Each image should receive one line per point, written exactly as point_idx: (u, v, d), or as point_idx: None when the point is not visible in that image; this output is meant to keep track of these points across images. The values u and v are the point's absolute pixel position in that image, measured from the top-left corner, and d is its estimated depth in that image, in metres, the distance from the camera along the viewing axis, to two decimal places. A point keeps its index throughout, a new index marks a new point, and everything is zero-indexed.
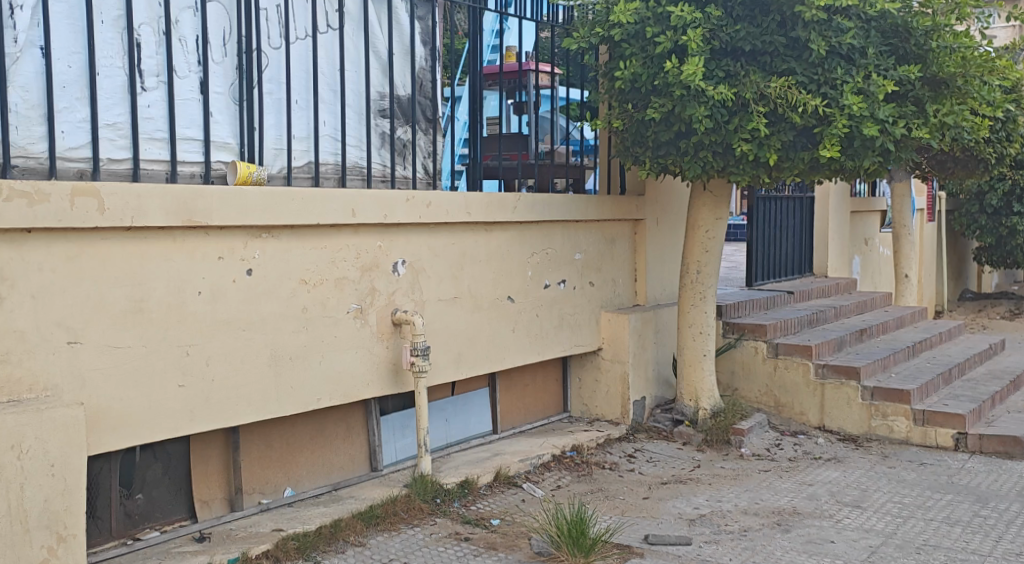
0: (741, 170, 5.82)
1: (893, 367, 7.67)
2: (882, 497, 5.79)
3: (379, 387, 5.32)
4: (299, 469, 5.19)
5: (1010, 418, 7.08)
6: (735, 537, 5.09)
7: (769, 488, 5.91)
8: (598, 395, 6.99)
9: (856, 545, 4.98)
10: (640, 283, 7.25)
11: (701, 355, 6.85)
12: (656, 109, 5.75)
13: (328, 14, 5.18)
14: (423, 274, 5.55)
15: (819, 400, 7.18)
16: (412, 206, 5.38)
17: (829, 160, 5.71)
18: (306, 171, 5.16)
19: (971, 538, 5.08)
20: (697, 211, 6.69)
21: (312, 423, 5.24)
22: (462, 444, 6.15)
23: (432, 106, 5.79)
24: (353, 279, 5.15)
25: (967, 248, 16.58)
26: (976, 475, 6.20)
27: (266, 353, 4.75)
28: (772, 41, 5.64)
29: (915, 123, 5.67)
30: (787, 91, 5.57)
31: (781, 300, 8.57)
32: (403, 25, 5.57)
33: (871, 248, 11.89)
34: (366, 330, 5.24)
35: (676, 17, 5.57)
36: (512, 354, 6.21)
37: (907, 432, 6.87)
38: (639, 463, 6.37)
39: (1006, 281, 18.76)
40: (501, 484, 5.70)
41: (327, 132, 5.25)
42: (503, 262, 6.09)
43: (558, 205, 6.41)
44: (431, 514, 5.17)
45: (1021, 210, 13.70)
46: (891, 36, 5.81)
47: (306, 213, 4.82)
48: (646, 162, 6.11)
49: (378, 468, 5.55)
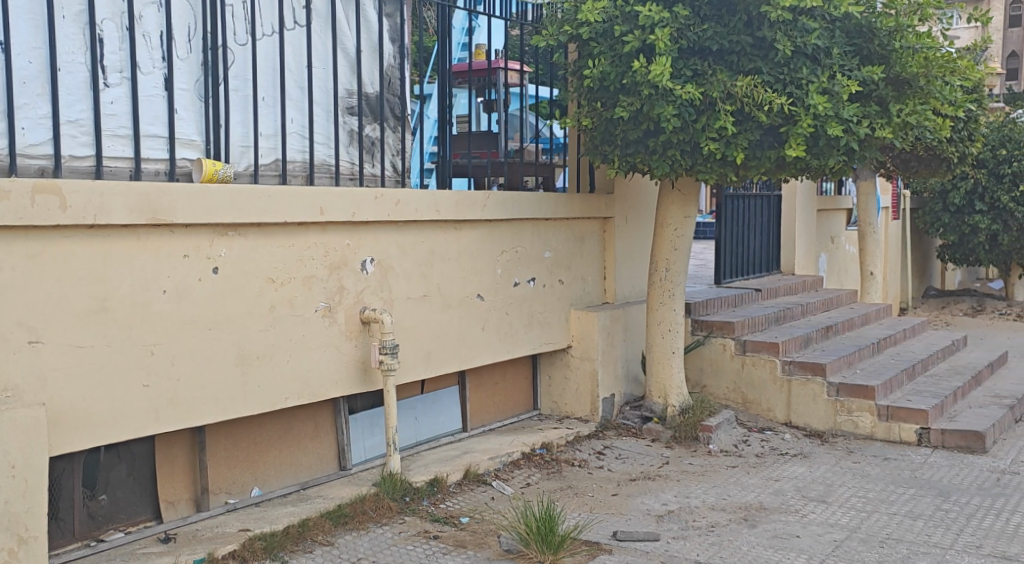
0: (709, 169, 5.87)
1: (858, 363, 7.75)
2: (847, 492, 5.85)
3: (347, 386, 5.30)
4: (266, 468, 5.16)
5: (972, 413, 7.18)
6: (703, 533, 5.13)
7: (736, 484, 5.96)
8: (568, 393, 7.01)
9: (821, 540, 5.04)
10: (610, 281, 7.28)
11: (670, 352, 6.90)
12: (624, 108, 5.78)
13: (295, 11, 5.16)
14: (392, 273, 5.54)
15: (786, 397, 7.25)
16: (380, 204, 5.37)
17: (795, 159, 5.76)
18: (273, 169, 5.13)
19: (933, 532, 5.15)
20: (665, 208, 6.73)
21: (279, 422, 5.22)
22: (431, 443, 6.15)
23: (401, 103, 5.78)
24: (321, 277, 5.13)
25: (930, 246, 16.79)
26: (939, 470, 6.28)
27: (233, 352, 4.72)
28: (739, 40, 5.67)
29: (878, 122, 5.74)
30: (753, 90, 5.59)
31: (749, 298, 8.64)
32: (371, 22, 5.56)
33: (837, 246, 12.01)
34: (334, 329, 5.22)
35: (644, 17, 5.59)
36: (481, 352, 6.21)
37: (872, 428, 6.95)
38: (608, 460, 6.40)
39: (968, 278, 19.03)
40: (470, 482, 5.71)
41: (294, 130, 5.23)
42: (472, 261, 6.09)
43: (526, 203, 6.42)
44: (400, 512, 5.16)
45: (983, 209, 13.89)
46: (856, 36, 5.87)
47: (273, 212, 4.80)
48: (615, 161, 6.14)
49: (346, 466, 5.54)
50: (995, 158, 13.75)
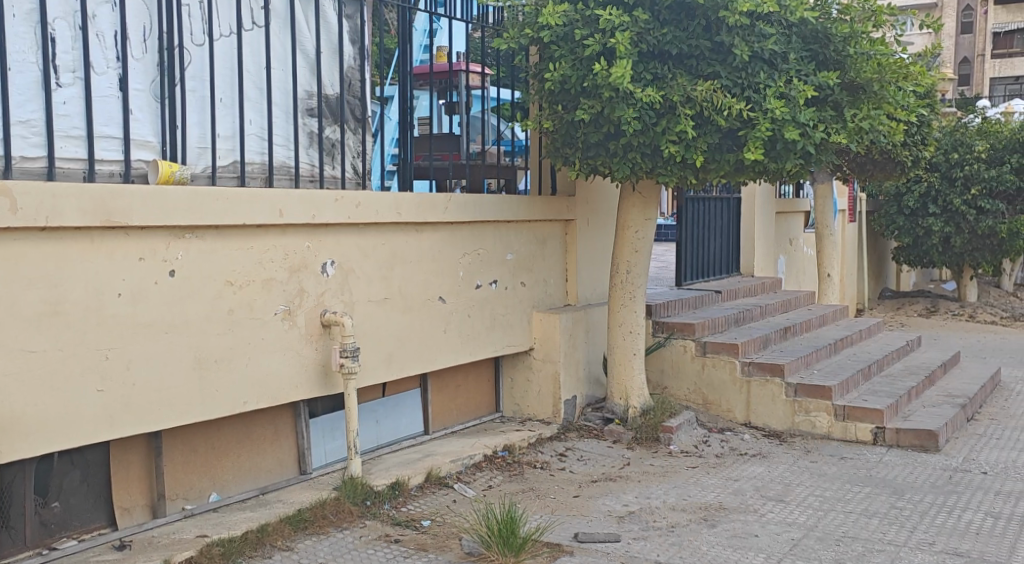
0: (669, 171, 5.91)
1: (816, 364, 7.85)
2: (804, 491, 5.93)
3: (307, 389, 5.28)
4: (225, 473, 5.12)
5: (926, 412, 7.31)
6: (663, 533, 5.17)
7: (696, 484, 6.02)
8: (530, 395, 7.03)
9: (778, 539, 5.10)
10: (572, 283, 7.31)
11: (631, 354, 6.95)
12: (585, 111, 5.81)
13: (253, 11, 5.13)
14: (353, 275, 5.53)
15: (745, 397, 7.32)
16: (340, 206, 5.35)
17: (753, 162, 5.82)
18: (231, 170, 5.10)
19: (887, 530, 5.23)
20: (626, 211, 6.78)
21: (238, 426, 5.18)
22: (392, 446, 6.14)
23: (361, 105, 5.77)
24: (281, 280, 5.10)
25: (886, 248, 17.04)
26: (894, 468, 6.39)
27: (190, 356, 4.68)
28: (698, 44, 5.74)
29: (834, 127, 5.82)
30: (712, 94, 5.65)
31: (709, 300, 8.72)
32: (331, 23, 5.53)
33: (795, 248, 12.15)
34: (295, 331, 5.19)
35: (604, 21, 5.63)
36: (443, 355, 6.21)
37: (829, 427, 7.05)
38: (570, 461, 6.43)
39: (922, 280, 19.32)
40: (432, 484, 5.70)
41: (253, 131, 5.20)
42: (434, 263, 6.09)
43: (488, 205, 6.43)
44: (361, 516, 5.15)
45: (936, 211, 14.12)
46: (812, 42, 5.98)
47: (232, 214, 4.77)
48: (576, 163, 6.17)
49: (307, 471, 5.51)
50: (947, 161, 14.08)
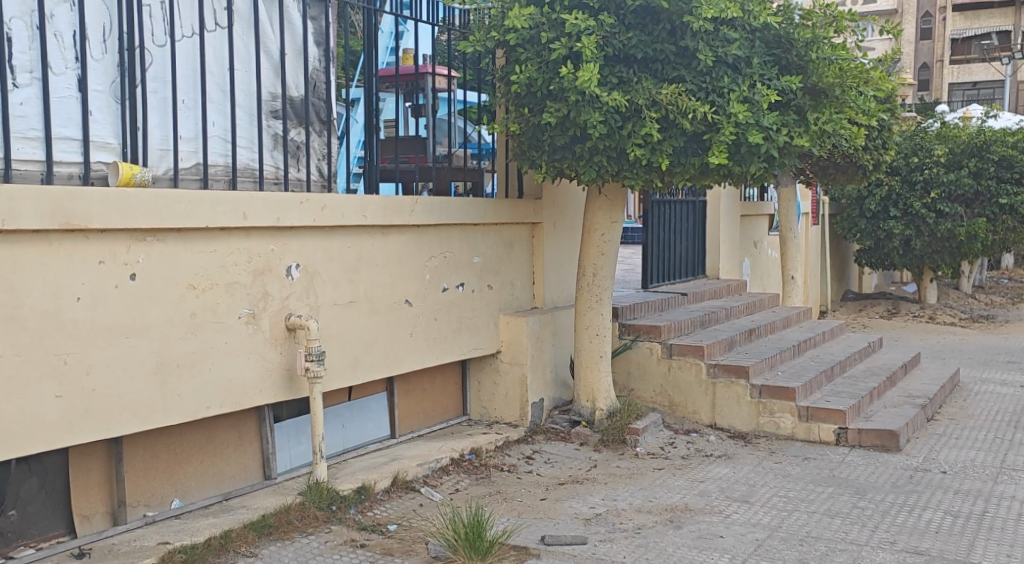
0: (635, 174, 5.94)
1: (779, 365, 7.92)
2: (768, 492, 5.98)
3: (272, 393, 5.24)
4: (187, 479, 5.07)
5: (887, 412, 7.40)
6: (630, 535, 5.20)
7: (662, 486, 6.05)
8: (497, 398, 7.03)
9: (743, 539, 5.14)
10: (538, 285, 7.32)
11: (598, 356, 6.97)
12: (551, 114, 5.82)
13: (216, 13, 5.09)
14: (318, 278, 5.50)
15: (711, 399, 7.38)
16: (305, 209, 5.32)
17: (717, 166, 5.87)
18: (194, 173, 5.06)
19: (850, 529, 5.29)
20: (593, 214, 6.80)
21: (201, 431, 5.14)
22: (358, 450, 6.12)
23: (326, 107, 5.75)
24: (244, 283, 5.07)
25: (848, 251, 17.24)
26: (856, 468, 6.46)
27: (151, 361, 4.63)
28: (662, 49, 5.77)
29: (797, 131, 5.88)
30: (677, 98, 5.68)
31: (674, 302, 8.77)
32: (295, 25, 5.51)
33: (760, 251, 12.26)
34: (259, 335, 5.16)
35: (570, 25, 5.66)
36: (410, 358, 6.19)
37: (792, 428, 7.12)
38: (537, 464, 6.44)
39: (883, 281, 19.57)
40: (399, 489, 5.68)
41: (215, 133, 5.15)
42: (400, 266, 6.07)
43: (455, 208, 6.43)
44: (327, 521, 5.12)
45: (897, 214, 14.30)
46: (775, 47, 6.04)
47: (194, 216, 4.73)
48: (543, 166, 6.18)
49: (271, 475, 5.47)
50: (907, 165, 14.35)
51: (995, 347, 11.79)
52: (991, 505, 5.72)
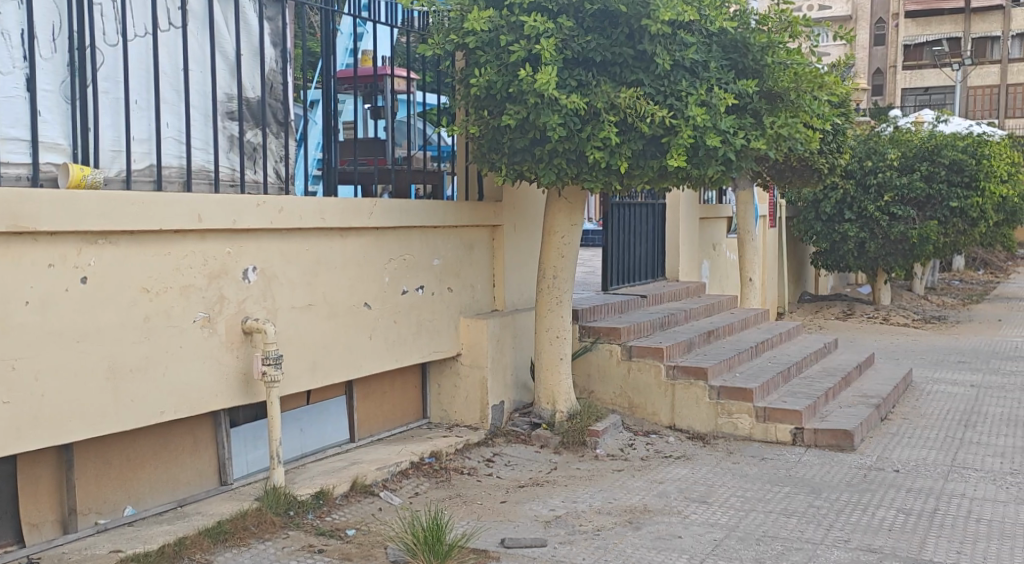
0: (594, 177, 5.96)
1: (738, 366, 7.99)
2: (726, 492, 6.03)
3: (228, 397, 5.18)
4: (140, 486, 5.00)
5: (843, 412, 7.50)
6: (589, 536, 5.21)
7: (622, 487, 6.07)
8: (457, 401, 7.01)
9: (701, 540, 5.18)
10: (499, 288, 7.31)
11: (558, 358, 6.98)
12: (511, 117, 5.81)
13: (170, 12, 5.03)
14: (275, 281, 5.45)
15: (670, 400, 7.42)
16: (262, 211, 5.27)
17: (676, 168, 5.91)
18: (147, 174, 5.00)
19: (805, 528, 5.35)
20: (553, 216, 6.81)
21: (155, 436, 5.07)
22: (316, 455, 6.07)
23: (283, 109, 5.70)
24: (199, 286, 5.01)
25: (805, 254, 17.45)
26: (811, 467, 6.54)
27: (103, 366, 4.56)
28: (621, 52, 5.79)
29: (754, 134, 5.94)
30: (636, 102, 5.72)
31: (634, 304, 8.81)
32: (252, 25, 5.46)
33: (718, 253, 12.36)
34: (214, 339, 5.10)
35: (529, 27, 5.65)
36: (368, 362, 6.15)
37: (750, 428, 7.18)
38: (497, 467, 6.43)
39: (840, 283, 19.83)
40: (357, 493, 5.64)
41: (169, 134, 5.09)
42: (359, 269, 6.04)
43: (415, 211, 6.40)
44: (284, 526, 5.07)
45: (852, 217, 14.47)
46: (731, 51, 6.10)
47: (147, 219, 4.67)
48: (502, 168, 6.18)
49: (227, 481, 5.41)
50: (862, 169, 14.49)
51: (946, 348, 11.98)
52: (942, 503, 5.81)
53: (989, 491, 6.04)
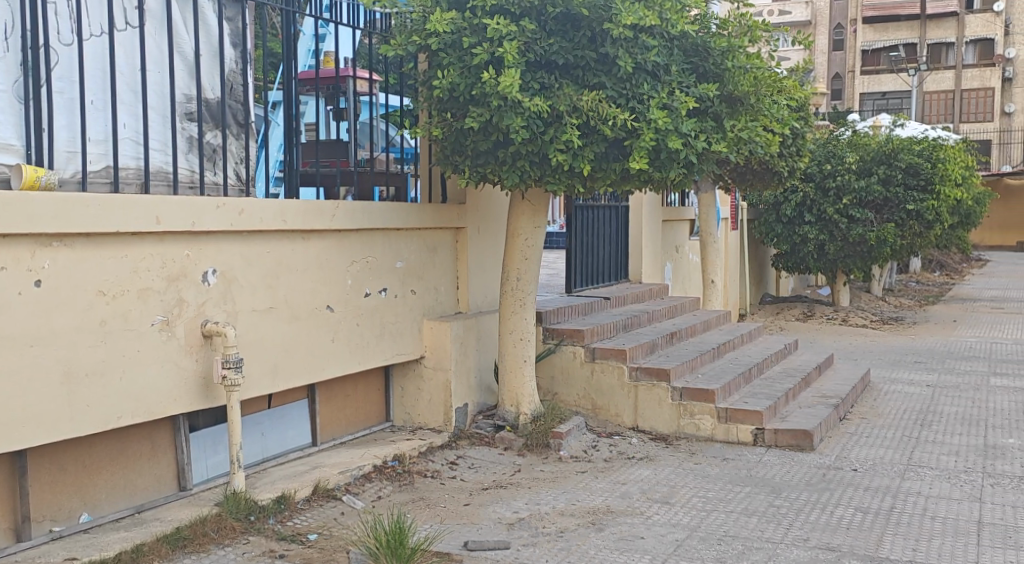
0: (557, 179, 5.96)
1: (700, 368, 8.04)
2: (689, 492, 6.06)
3: (187, 402, 5.12)
4: (97, 492, 4.93)
5: (802, 413, 7.56)
6: (552, 538, 5.21)
7: (585, 489, 6.08)
8: (420, 403, 6.99)
9: (663, 540, 5.20)
10: (462, 291, 7.30)
11: (522, 361, 6.99)
12: (474, 119, 5.80)
13: (126, 11, 4.98)
14: (236, 284, 5.40)
15: (632, 402, 7.45)
16: (222, 213, 5.22)
17: (638, 171, 5.94)
18: (104, 176, 4.95)
19: (766, 528, 5.39)
20: (516, 218, 6.81)
21: (111, 442, 5.00)
22: (278, 459, 6.02)
23: (244, 110, 5.65)
24: (158, 290, 4.95)
25: (766, 256, 17.61)
26: (772, 467, 6.60)
27: (57, 371, 4.49)
28: (583, 55, 5.82)
29: (714, 137, 6.00)
30: (598, 104, 5.75)
31: (597, 306, 8.84)
32: (211, 25, 5.40)
33: (681, 255, 12.44)
34: (173, 343, 5.04)
35: (491, 30, 5.64)
36: (330, 365, 6.12)
37: (712, 429, 7.22)
38: (461, 470, 6.42)
39: (800, 285, 20.04)
40: (320, 497, 5.60)
41: (127, 135, 5.04)
42: (321, 271, 6.00)
43: (377, 213, 6.37)
44: (244, 532, 5.02)
45: (812, 219, 14.60)
46: (692, 55, 6.16)
47: (104, 220, 4.60)
48: (465, 171, 6.17)
49: (186, 486, 5.35)
50: (820, 172, 14.57)
51: (903, 348, 12.15)
52: (899, 501, 5.89)
53: (944, 490, 6.12)
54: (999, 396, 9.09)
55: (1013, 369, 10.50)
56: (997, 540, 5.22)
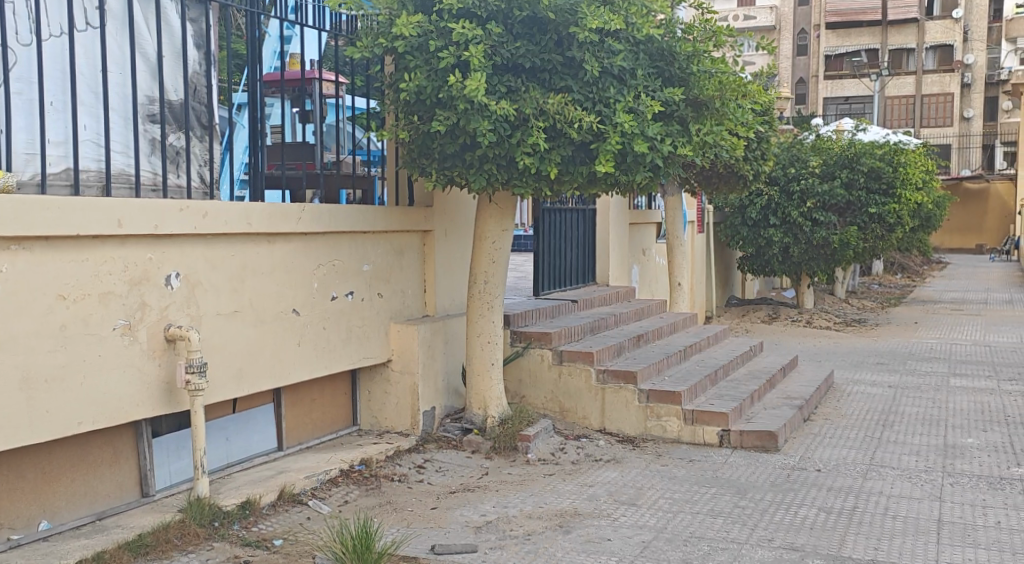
0: (524, 183, 5.96)
1: (667, 370, 8.07)
2: (655, 494, 6.08)
3: (150, 407, 5.07)
4: (57, 499, 4.86)
5: (768, 414, 7.62)
6: (519, 541, 5.21)
7: (552, 491, 6.08)
8: (387, 407, 6.96)
9: (630, 541, 5.22)
10: (430, 294, 7.27)
11: (489, 364, 6.98)
12: (440, 122, 5.79)
13: (86, 12, 4.93)
14: (200, 288, 5.35)
15: (599, 404, 7.46)
16: (185, 216, 5.16)
17: (604, 174, 5.97)
18: (63, 178, 4.88)
19: (731, 529, 5.42)
20: (483, 222, 6.81)
21: (72, 448, 4.93)
22: (243, 464, 5.97)
23: (208, 112, 5.60)
24: (120, 293, 4.89)
25: (732, 259, 17.75)
26: (738, 468, 6.64)
27: (16, 376, 4.43)
28: (550, 59, 5.82)
29: (680, 141, 6.05)
30: (564, 107, 5.76)
31: (564, 309, 8.85)
32: (174, 27, 5.35)
33: (647, 258, 12.49)
34: (135, 347, 4.98)
35: (458, 33, 5.63)
36: (296, 369, 6.07)
37: (678, 431, 7.26)
38: (428, 473, 6.40)
39: (765, 287, 20.21)
40: (285, 502, 5.55)
41: (88, 137, 4.98)
42: (287, 274, 5.96)
43: (344, 216, 6.34)
44: (208, 538, 4.97)
45: (777, 223, 14.69)
46: (658, 59, 6.18)
47: (64, 223, 4.54)
48: (432, 174, 6.15)
49: (149, 493, 5.29)
50: (785, 175, 14.72)
51: (865, 349, 12.30)
52: (861, 501, 5.95)
53: (907, 489, 6.19)
54: (959, 396, 9.23)
55: (972, 370, 10.66)
56: (956, 538, 5.29)
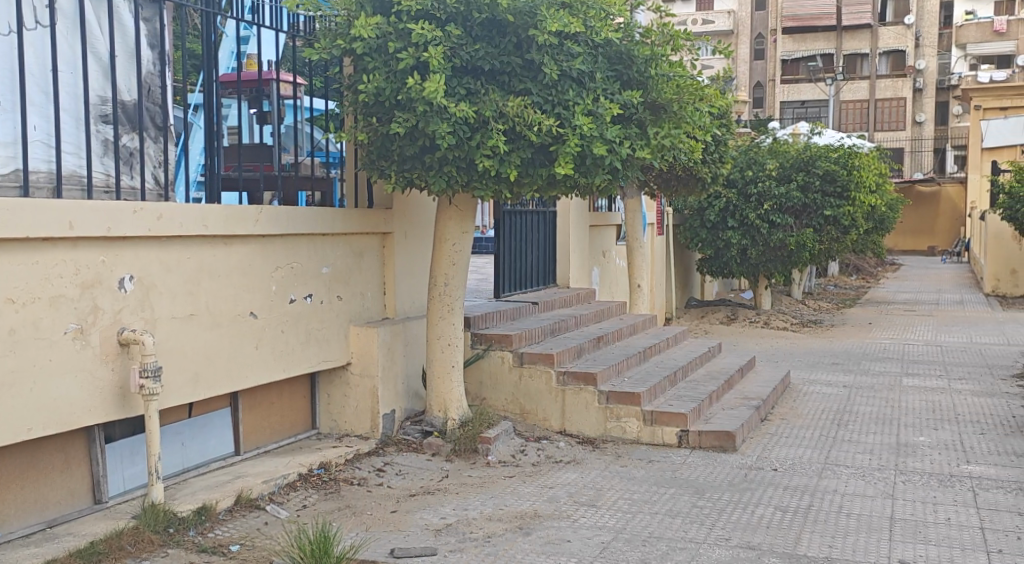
0: (484, 185, 5.95)
1: (627, 371, 8.11)
2: (615, 495, 6.10)
3: (103, 412, 4.99)
4: (6, 507, 4.76)
5: (726, 415, 7.68)
6: (479, 544, 5.20)
7: (512, 493, 6.08)
8: (347, 410, 6.92)
9: (589, 542, 5.23)
10: (390, 296, 7.23)
11: (450, 366, 6.96)
12: (399, 124, 5.77)
13: (36, 10, 4.84)
14: (154, 291, 5.28)
15: (560, 406, 7.48)
16: (139, 218, 5.09)
17: (563, 176, 5.98)
18: (12, 179, 4.79)
19: (689, 528, 5.45)
20: (443, 224, 6.79)
21: (21, 455, 4.84)
22: (199, 469, 5.90)
23: (162, 113, 5.52)
24: (70, 297, 4.81)
25: (691, 261, 17.89)
26: (696, 468, 6.69)
27: None
28: (509, 61, 5.83)
29: (638, 144, 6.08)
30: (523, 110, 5.75)
31: (525, 311, 8.85)
32: (127, 26, 5.28)
33: (608, 260, 12.55)
34: (87, 351, 4.90)
35: (417, 35, 5.62)
36: (254, 373, 6.01)
37: (638, 432, 7.29)
38: (388, 476, 6.37)
39: (724, 288, 20.39)
40: (242, 508, 5.49)
41: (37, 138, 4.90)
42: (244, 276, 5.89)
43: (302, 218, 6.29)
44: (163, 544, 4.90)
45: (735, 225, 14.83)
46: (616, 62, 6.21)
47: (11, 225, 4.46)
48: (392, 175, 6.11)
49: (102, 499, 5.20)
50: (743, 178, 14.86)
51: (820, 350, 12.45)
52: (817, 499, 6.01)
53: (862, 488, 6.26)
54: (912, 395, 9.36)
55: (923, 370, 10.83)
56: (908, 535, 5.36)
